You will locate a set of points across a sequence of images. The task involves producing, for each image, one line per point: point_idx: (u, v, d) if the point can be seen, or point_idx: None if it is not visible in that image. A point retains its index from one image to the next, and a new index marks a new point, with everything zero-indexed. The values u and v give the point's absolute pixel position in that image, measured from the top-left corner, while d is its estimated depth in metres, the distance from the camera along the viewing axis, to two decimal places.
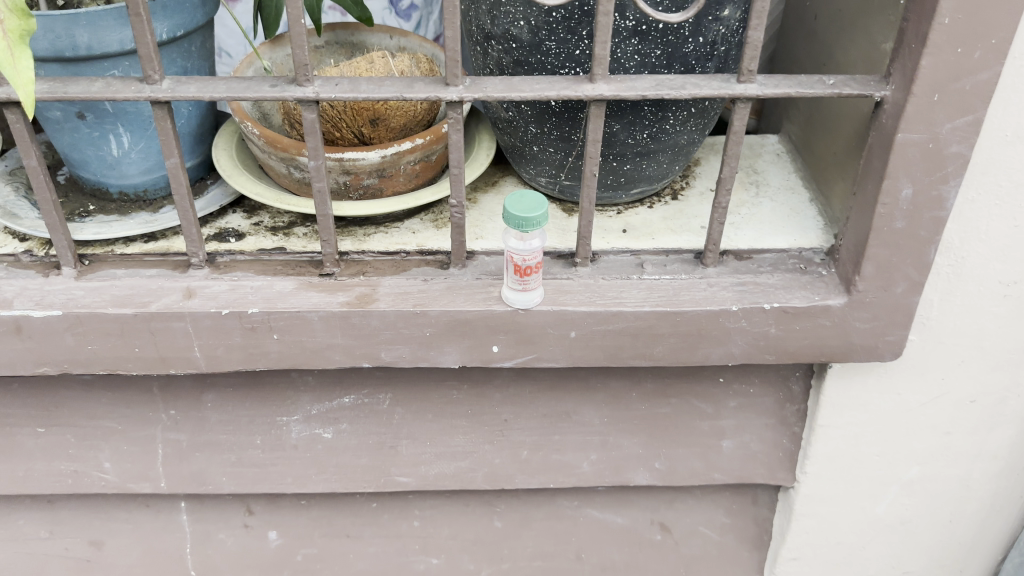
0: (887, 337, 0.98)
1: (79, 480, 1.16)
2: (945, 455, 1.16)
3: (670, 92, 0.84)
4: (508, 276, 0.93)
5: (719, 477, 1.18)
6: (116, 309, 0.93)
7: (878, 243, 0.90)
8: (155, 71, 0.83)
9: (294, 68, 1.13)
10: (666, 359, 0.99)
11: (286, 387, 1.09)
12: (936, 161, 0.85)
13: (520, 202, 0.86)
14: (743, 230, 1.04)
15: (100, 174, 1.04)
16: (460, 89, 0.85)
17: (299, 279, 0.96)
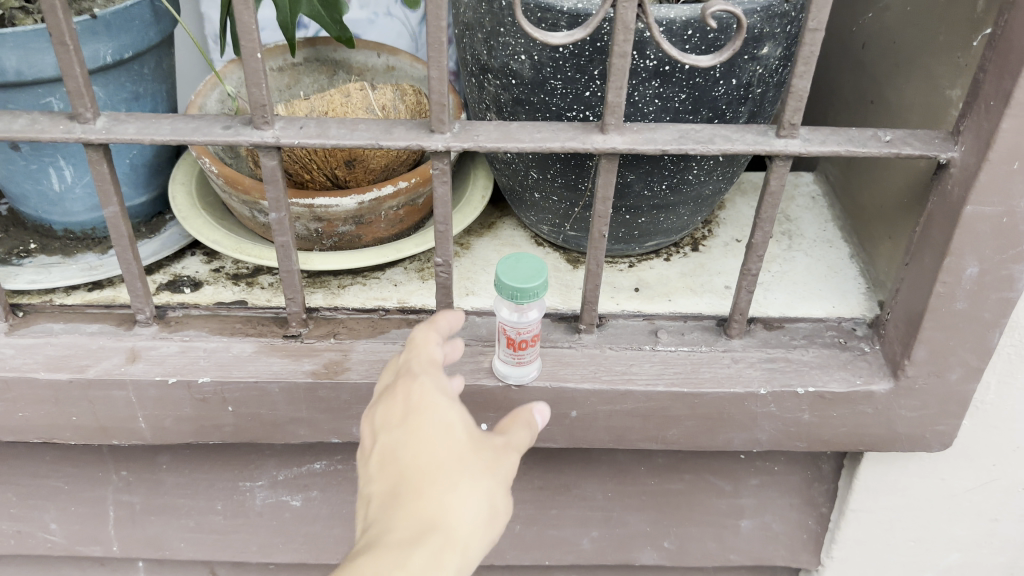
0: (935, 426, 0.85)
1: (23, 541, 1.05)
2: (989, 543, 1.03)
3: (696, 146, 0.71)
4: (500, 349, 0.78)
5: (735, 558, 1.06)
6: (49, 374, 0.81)
7: (934, 325, 0.77)
8: (85, 109, 0.70)
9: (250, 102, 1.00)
10: (680, 442, 0.87)
11: (250, 451, 0.96)
12: (1010, 237, 0.72)
13: (515, 269, 0.70)
14: (774, 293, 0.91)
15: (42, 210, 0.91)
16: (446, 137, 0.71)
17: (260, 340, 0.84)
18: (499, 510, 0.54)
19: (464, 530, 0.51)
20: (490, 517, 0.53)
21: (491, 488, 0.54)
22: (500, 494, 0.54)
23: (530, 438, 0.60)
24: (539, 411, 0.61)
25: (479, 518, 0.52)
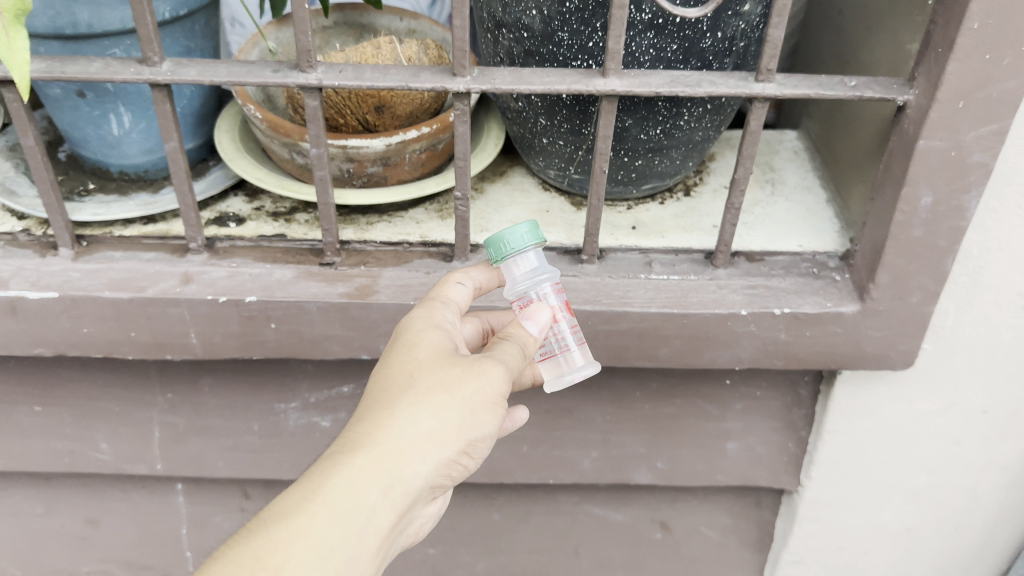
0: (898, 346, 0.95)
1: (75, 460, 1.16)
2: (953, 464, 1.13)
3: (685, 89, 0.81)
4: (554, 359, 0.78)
5: (722, 479, 1.16)
6: (113, 293, 0.92)
7: (894, 251, 0.87)
8: (154, 53, 0.81)
9: (298, 50, 1.10)
10: (671, 360, 0.97)
11: (285, 374, 1.07)
12: (958, 170, 0.82)
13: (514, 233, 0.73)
14: (756, 231, 1.01)
15: (100, 153, 1.02)
16: (468, 79, 0.82)
17: (300, 267, 0.94)
18: (457, 425, 0.61)
19: (404, 441, 0.60)
20: (440, 435, 0.60)
21: (445, 403, 0.61)
22: (465, 406, 0.62)
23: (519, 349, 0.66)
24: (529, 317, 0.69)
25: (422, 432, 0.60)
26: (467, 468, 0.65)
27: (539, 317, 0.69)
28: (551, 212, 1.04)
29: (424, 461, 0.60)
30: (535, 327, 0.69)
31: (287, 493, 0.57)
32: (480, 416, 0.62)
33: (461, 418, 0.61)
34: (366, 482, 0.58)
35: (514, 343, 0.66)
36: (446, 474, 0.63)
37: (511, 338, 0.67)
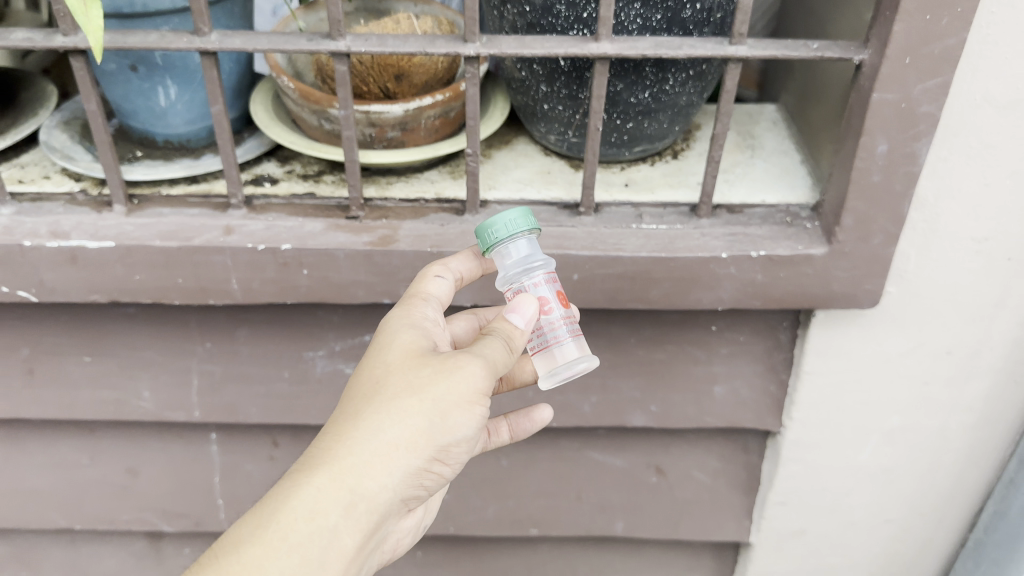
0: (865, 286, 1.06)
1: (120, 408, 1.26)
2: (923, 405, 1.24)
3: (668, 52, 0.93)
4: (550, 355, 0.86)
5: (711, 421, 1.27)
6: (163, 242, 1.03)
7: (856, 196, 0.99)
8: (204, 25, 0.93)
9: (326, 31, 1.22)
10: (661, 302, 1.08)
11: (313, 324, 1.18)
12: (909, 120, 0.93)
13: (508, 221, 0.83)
14: (736, 187, 1.13)
15: (148, 124, 1.14)
16: (478, 45, 0.93)
17: (329, 220, 1.06)
18: (426, 428, 0.72)
19: (374, 448, 0.71)
20: (408, 440, 0.71)
21: (414, 408, 0.71)
22: (432, 409, 0.72)
23: (506, 346, 0.77)
24: (514, 313, 0.78)
25: (391, 438, 0.71)
26: (447, 463, 0.76)
27: (526, 311, 0.79)
28: (552, 174, 1.15)
29: (394, 462, 0.71)
30: (522, 320, 0.78)
31: (269, 501, 0.68)
32: (450, 418, 0.72)
33: (429, 422, 0.72)
34: (338, 488, 0.69)
35: (499, 337, 0.77)
36: (422, 469, 0.73)
37: (494, 336, 0.77)
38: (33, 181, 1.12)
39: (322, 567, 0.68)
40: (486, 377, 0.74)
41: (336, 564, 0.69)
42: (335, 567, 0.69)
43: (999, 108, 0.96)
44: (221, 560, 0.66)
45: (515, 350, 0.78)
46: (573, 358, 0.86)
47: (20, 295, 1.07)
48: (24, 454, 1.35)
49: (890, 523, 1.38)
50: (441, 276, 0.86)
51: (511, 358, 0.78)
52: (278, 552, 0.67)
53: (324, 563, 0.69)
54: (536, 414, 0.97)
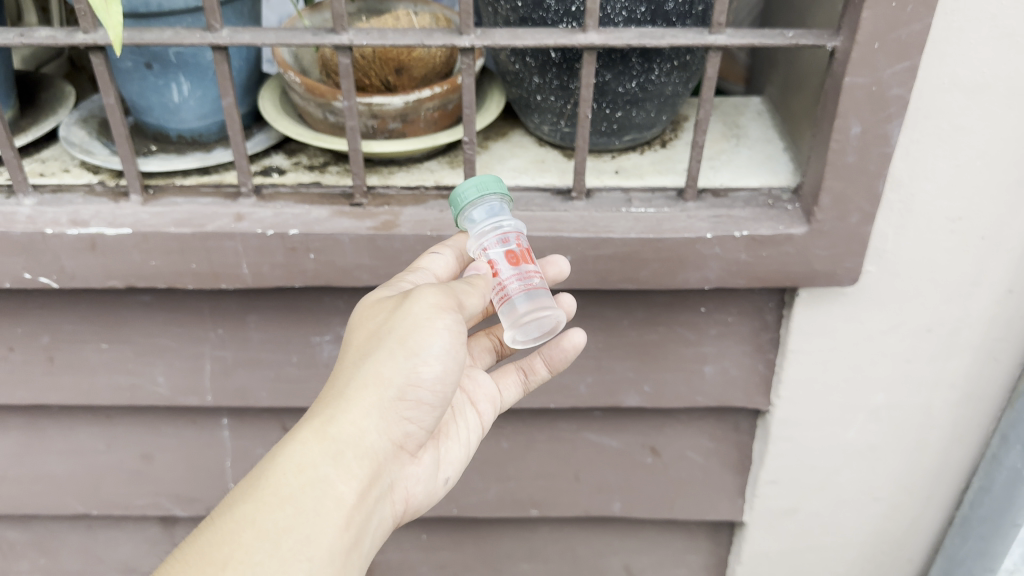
0: (844, 264, 1.11)
1: (136, 394, 1.32)
2: (906, 382, 1.28)
3: (651, 41, 0.98)
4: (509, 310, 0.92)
5: (702, 401, 1.32)
6: (177, 229, 1.09)
7: (833, 176, 1.04)
8: (215, 21, 0.99)
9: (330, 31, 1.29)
10: (650, 283, 1.13)
11: (319, 310, 1.24)
12: (880, 103, 0.99)
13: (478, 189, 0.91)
14: (721, 172, 1.19)
15: (163, 119, 1.20)
16: (472, 37, 0.99)
17: (333, 207, 1.11)
18: (391, 358, 0.81)
19: (346, 391, 0.81)
20: (375, 373, 0.81)
21: (378, 347, 0.81)
22: (395, 342, 0.81)
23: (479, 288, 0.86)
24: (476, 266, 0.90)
25: (361, 377, 0.81)
26: (428, 390, 0.84)
27: (480, 269, 0.90)
28: (546, 163, 1.21)
29: (368, 398, 0.81)
30: (476, 275, 0.90)
31: (258, 466, 0.78)
32: (415, 346, 0.81)
33: (392, 351, 0.81)
34: (317, 436, 0.79)
35: (466, 280, 0.86)
36: (400, 399, 0.82)
37: (459, 279, 0.86)
38: (54, 174, 1.19)
39: (316, 510, 0.77)
40: (445, 296, 0.82)
41: (331, 504, 0.78)
42: (331, 507, 0.78)
43: (966, 91, 1.02)
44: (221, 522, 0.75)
45: (479, 285, 0.86)
46: (531, 308, 0.89)
47: (42, 282, 1.13)
48: (43, 441, 1.40)
49: (879, 501, 1.42)
50: (437, 253, 0.94)
51: (478, 292, 0.86)
52: (271, 504, 0.76)
53: (320, 505, 0.77)
54: (568, 339, 1.02)
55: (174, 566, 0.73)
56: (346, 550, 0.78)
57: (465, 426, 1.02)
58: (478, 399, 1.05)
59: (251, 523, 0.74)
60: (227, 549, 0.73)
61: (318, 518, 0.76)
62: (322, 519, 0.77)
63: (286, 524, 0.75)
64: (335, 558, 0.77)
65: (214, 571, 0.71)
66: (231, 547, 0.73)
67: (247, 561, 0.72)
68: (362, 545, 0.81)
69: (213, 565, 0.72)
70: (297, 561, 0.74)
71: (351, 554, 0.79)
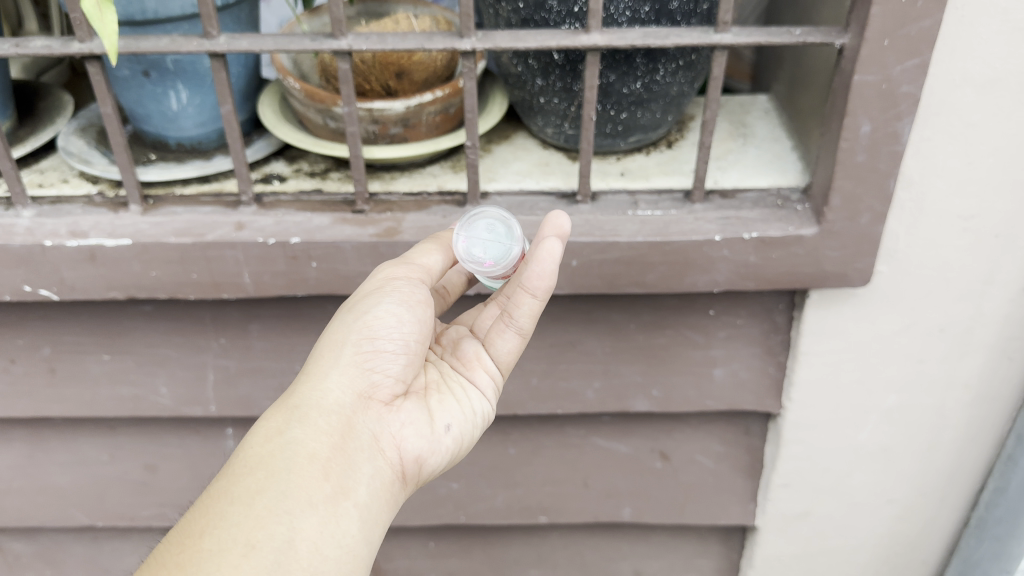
0: (855, 265, 1.09)
1: (138, 404, 1.31)
2: (919, 382, 1.26)
3: (656, 41, 0.96)
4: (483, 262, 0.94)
5: (712, 404, 1.30)
6: (177, 239, 1.07)
7: (843, 175, 1.02)
8: (213, 28, 0.97)
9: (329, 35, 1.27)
10: (658, 286, 1.11)
11: (322, 318, 1.22)
12: (890, 100, 0.97)
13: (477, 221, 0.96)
14: (729, 173, 1.17)
15: (161, 128, 1.19)
16: (473, 40, 0.97)
17: (335, 214, 1.10)
18: (345, 324, 0.88)
19: (310, 363, 0.88)
20: (332, 339, 0.88)
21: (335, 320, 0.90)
22: (347, 312, 0.89)
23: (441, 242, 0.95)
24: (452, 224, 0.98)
25: (321, 348, 0.89)
26: (386, 342, 0.88)
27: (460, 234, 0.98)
28: (550, 166, 1.20)
29: (329, 360, 0.87)
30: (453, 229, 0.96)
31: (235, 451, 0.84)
32: (364, 309, 0.87)
33: (344, 319, 0.88)
34: (283, 407, 0.84)
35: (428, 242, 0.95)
36: (360, 355, 0.87)
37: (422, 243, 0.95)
38: (52, 185, 1.17)
39: (288, 467, 0.80)
40: (398, 268, 0.90)
41: (304, 459, 0.80)
42: (303, 462, 0.80)
43: (977, 87, 1.00)
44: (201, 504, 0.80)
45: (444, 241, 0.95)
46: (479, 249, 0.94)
47: (41, 294, 1.11)
48: (46, 453, 1.39)
49: (893, 503, 1.40)
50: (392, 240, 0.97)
51: (440, 251, 0.94)
52: (243, 474, 0.80)
53: (291, 463, 0.80)
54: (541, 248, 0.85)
55: (161, 548, 0.77)
56: (329, 499, 0.79)
57: (464, 391, 0.98)
58: (473, 368, 0.99)
59: (225, 494, 0.78)
60: (204, 519, 0.77)
61: (291, 474, 0.79)
62: (294, 475, 0.79)
63: (257, 486, 0.78)
64: (315, 507, 0.78)
65: (192, 541, 0.75)
66: (208, 517, 0.77)
67: (222, 526, 0.76)
68: (354, 495, 0.82)
69: (191, 537, 0.76)
70: (273, 516, 0.76)
71: (337, 502, 0.80)
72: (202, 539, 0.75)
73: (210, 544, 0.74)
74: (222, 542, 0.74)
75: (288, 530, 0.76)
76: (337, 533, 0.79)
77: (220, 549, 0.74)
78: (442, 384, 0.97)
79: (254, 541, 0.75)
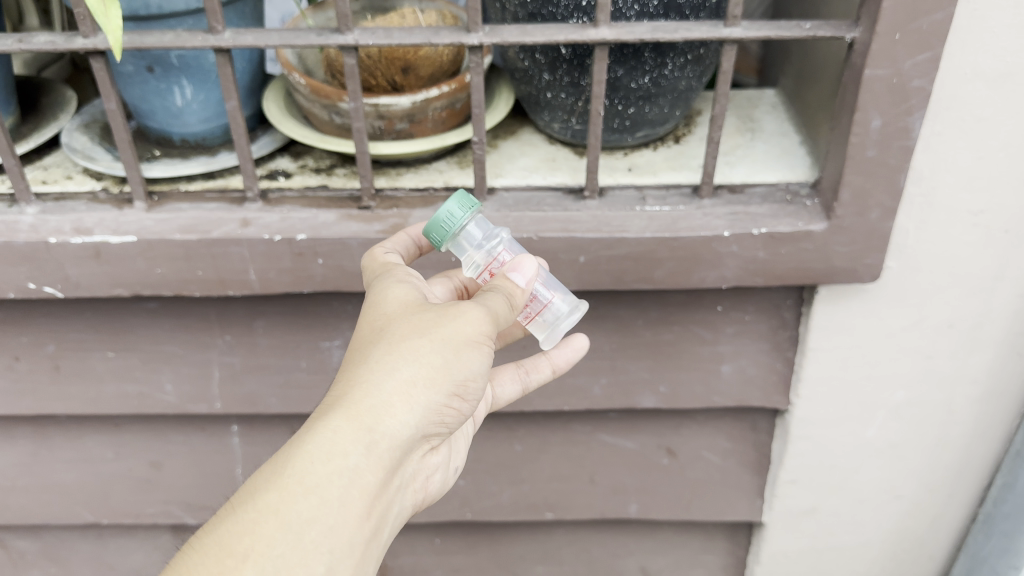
0: (864, 260, 1.08)
1: (143, 401, 1.30)
2: (928, 378, 1.25)
3: (665, 35, 0.96)
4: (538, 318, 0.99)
5: (719, 400, 1.30)
6: (182, 235, 1.07)
7: (853, 170, 1.01)
8: (218, 23, 0.96)
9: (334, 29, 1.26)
10: (666, 282, 1.11)
11: (328, 315, 1.22)
12: (901, 94, 0.96)
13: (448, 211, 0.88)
14: (737, 168, 1.16)
15: (165, 124, 1.18)
16: (480, 34, 0.96)
17: (341, 211, 1.09)
18: (443, 364, 0.78)
19: (382, 386, 0.76)
20: (425, 372, 0.77)
21: (426, 346, 0.78)
22: (447, 346, 0.78)
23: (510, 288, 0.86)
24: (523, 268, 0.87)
25: (405, 373, 0.77)
26: (465, 395, 0.82)
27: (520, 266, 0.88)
28: (557, 161, 1.19)
29: (413, 395, 0.77)
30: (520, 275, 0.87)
31: (284, 448, 0.73)
32: (462, 355, 0.79)
33: (445, 356, 0.78)
34: (354, 423, 0.74)
35: (502, 291, 0.84)
36: (440, 402, 0.79)
37: (498, 290, 0.84)
38: (56, 181, 1.17)
39: (343, 501, 0.72)
40: (486, 325, 0.81)
41: (358, 499, 0.74)
42: (356, 499, 0.73)
43: (989, 82, 0.99)
44: (239, 509, 0.70)
45: (516, 308, 0.86)
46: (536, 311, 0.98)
47: (46, 291, 1.11)
48: (51, 450, 1.39)
49: (900, 499, 1.39)
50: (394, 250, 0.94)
51: (513, 313, 0.85)
52: (298, 494, 0.71)
53: (346, 498, 0.73)
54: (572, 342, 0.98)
55: (189, 555, 0.68)
56: (364, 542, 0.75)
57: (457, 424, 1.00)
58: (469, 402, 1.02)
59: (275, 513, 0.70)
60: (248, 537, 0.68)
61: (344, 511, 0.72)
62: (346, 511, 0.73)
63: (310, 515, 0.71)
64: (353, 551, 0.73)
65: (234, 563, 0.67)
66: (251, 538, 0.68)
67: (268, 553, 0.68)
68: (377, 537, 0.78)
69: (232, 557, 0.67)
70: (318, 554, 0.70)
71: (368, 546, 0.76)
72: (245, 565, 0.67)
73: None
74: None
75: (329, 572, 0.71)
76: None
77: None
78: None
79: None
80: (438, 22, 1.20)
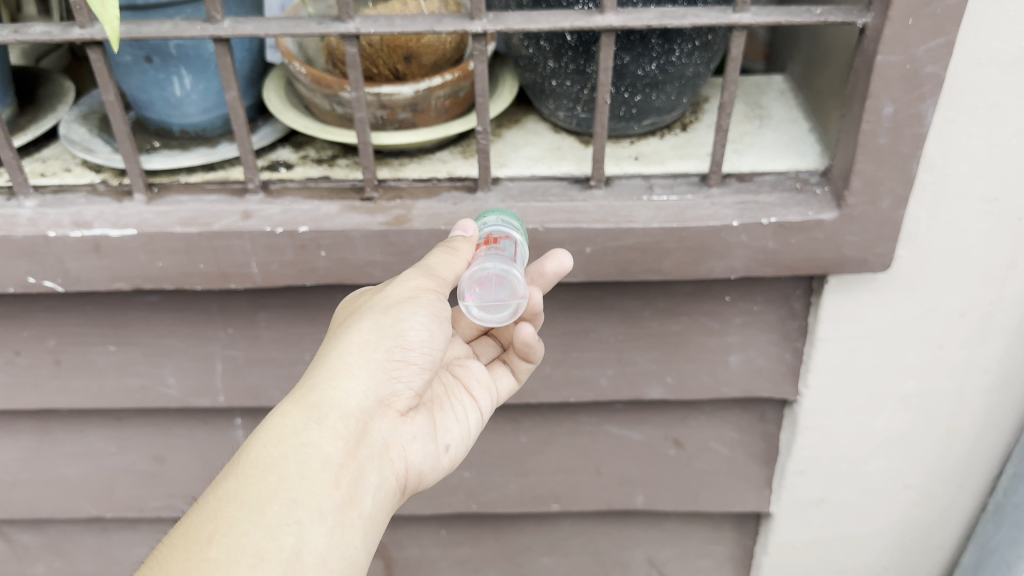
0: (876, 250, 1.06)
1: (146, 396, 1.29)
2: (937, 368, 1.24)
3: (673, 21, 0.93)
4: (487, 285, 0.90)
5: (727, 392, 1.28)
6: (182, 228, 1.05)
7: (864, 159, 0.99)
8: (216, 12, 0.94)
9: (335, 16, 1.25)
10: (674, 273, 1.09)
11: (330, 308, 1.20)
12: (914, 80, 0.94)
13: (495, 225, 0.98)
14: (745, 156, 1.14)
15: (165, 114, 1.16)
16: (484, 22, 0.94)
17: (344, 202, 1.07)
18: (376, 325, 0.84)
19: (328, 360, 0.83)
20: (362, 340, 0.83)
21: (360, 319, 0.85)
22: (379, 311, 0.84)
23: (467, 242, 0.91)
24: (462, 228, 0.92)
25: (344, 346, 0.83)
26: (416, 353, 0.85)
27: (467, 228, 0.92)
28: (562, 150, 1.17)
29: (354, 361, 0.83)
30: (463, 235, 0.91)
31: (242, 443, 0.80)
32: (394, 313, 0.84)
33: (376, 319, 0.84)
34: (299, 406, 0.80)
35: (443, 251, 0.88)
36: (389, 360, 0.84)
37: (438, 248, 0.89)
38: (55, 174, 1.15)
39: (302, 474, 0.77)
40: (427, 278, 0.86)
41: (318, 466, 0.78)
42: (317, 470, 0.78)
43: (1004, 67, 0.97)
44: (207, 500, 0.76)
45: (460, 251, 0.89)
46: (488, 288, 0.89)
47: (46, 285, 1.09)
48: (53, 444, 1.38)
49: (910, 489, 1.38)
50: None
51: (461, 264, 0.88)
52: (254, 475, 0.76)
53: (304, 470, 0.78)
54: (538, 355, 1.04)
55: (159, 553, 0.73)
56: (338, 508, 0.78)
57: (462, 406, 1.01)
58: (474, 385, 1.04)
59: (235, 498, 0.75)
60: (211, 524, 0.74)
61: (302, 481, 0.77)
62: (307, 482, 0.77)
63: (269, 492, 0.76)
64: (325, 517, 0.77)
65: (200, 547, 0.72)
66: (213, 524, 0.74)
67: (231, 533, 0.73)
68: (360, 504, 0.81)
69: (197, 543, 0.72)
70: (285, 526, 0.75)
71: (346, 513, 0.79)
72: (209, 547, 0.72)
73: (220, 554, 0.71)
74: (229, 552, 0.72)
75: (298, 541, 0.74)
76: (342, 544, 0.78)
77: (228, 560, 0.71)
78: (439, 393, 1.00)
79: (264, 552, 0.72)
80: (441, 9, 1.18)
